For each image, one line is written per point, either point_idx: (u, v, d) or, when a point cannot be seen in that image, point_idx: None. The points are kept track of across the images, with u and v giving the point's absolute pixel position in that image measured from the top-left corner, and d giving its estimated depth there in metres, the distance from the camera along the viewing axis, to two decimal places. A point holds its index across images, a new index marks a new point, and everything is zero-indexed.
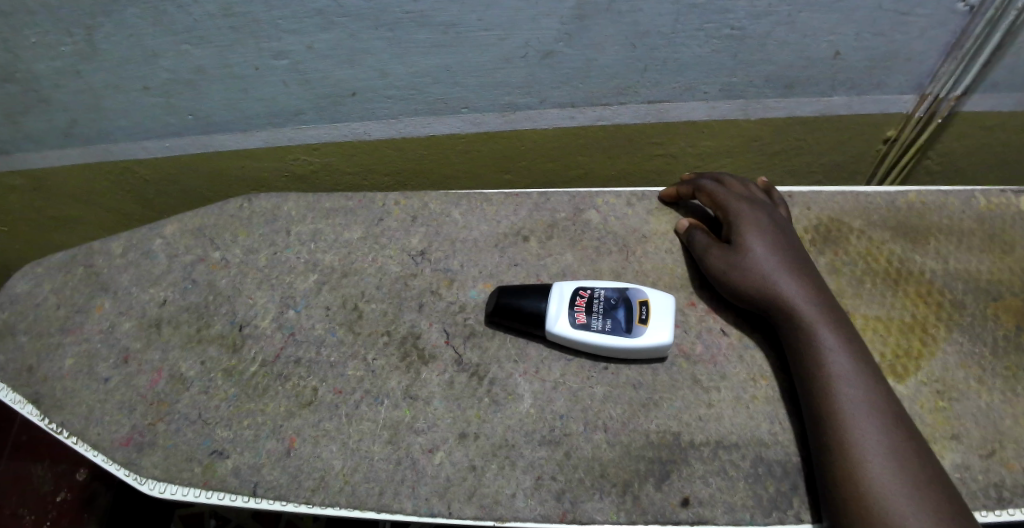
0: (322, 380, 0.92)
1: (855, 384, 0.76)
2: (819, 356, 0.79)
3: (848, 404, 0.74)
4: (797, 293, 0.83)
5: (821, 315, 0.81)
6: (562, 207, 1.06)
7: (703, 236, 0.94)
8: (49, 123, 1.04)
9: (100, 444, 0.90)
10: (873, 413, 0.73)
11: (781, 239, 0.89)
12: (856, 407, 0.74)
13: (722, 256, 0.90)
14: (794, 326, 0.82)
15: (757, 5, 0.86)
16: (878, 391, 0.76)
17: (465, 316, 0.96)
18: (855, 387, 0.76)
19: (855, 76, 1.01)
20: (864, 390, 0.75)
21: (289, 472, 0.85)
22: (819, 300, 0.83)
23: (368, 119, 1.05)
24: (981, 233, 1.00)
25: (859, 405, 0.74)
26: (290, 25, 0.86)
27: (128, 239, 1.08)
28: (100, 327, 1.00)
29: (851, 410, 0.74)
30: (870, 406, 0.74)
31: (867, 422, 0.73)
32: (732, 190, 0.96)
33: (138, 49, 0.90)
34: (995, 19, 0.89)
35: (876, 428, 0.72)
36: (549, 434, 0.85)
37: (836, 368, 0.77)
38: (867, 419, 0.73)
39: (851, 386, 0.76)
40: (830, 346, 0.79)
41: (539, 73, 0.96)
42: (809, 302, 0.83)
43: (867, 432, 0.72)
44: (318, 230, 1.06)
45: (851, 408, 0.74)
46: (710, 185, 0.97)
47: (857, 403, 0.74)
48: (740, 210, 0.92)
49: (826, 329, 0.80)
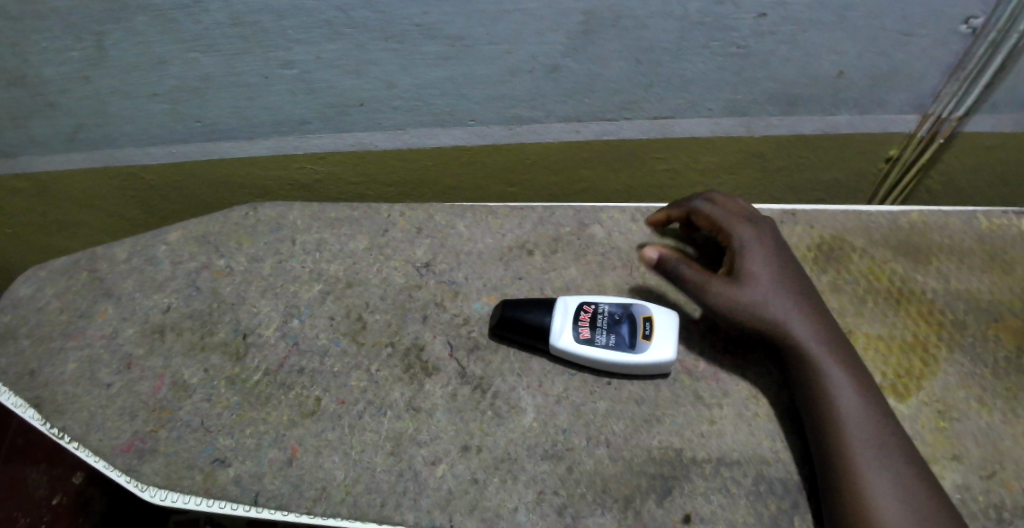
0: (325, 390, 0.92)
1: (864, 422, 0.77)
2: (828, 394, 0.79)
3: (858, 442, 0.75)
4: (803, 323, 0.83)
5: (828, 345, 0.83)
6: (567, 222, 1.06)
7: (689, 268, 0.88)
8: (55, 127, 1.05)
9: (101, 450, 0.90)
10: (882, 451, 0.75)
11: (783, 264, 0.88)
12: (865, 446, 0.75)
13: (724, 288, 0.85)
14: (800, 359, 0.83)
15: (762, 23, 0.87)
16: (886, 430, 0.77)
17: (469, 328, 0.96)
18: (864, 426, 0.76)
19: (857, 96, 1.02)
20: (873, 428, 0.76)
21: (291, 481, 0.85)
22: (823, 328, 0.84)
23: (375, 129, 1.05)
24: (982, 253, 1.00)
25: (869, 445, 0.75)
26: (299, 35, 0.87)
27: (132, 245, 1.08)
28: (102, 333, 1.00)
29: (861, 448, 0.75)
30: (877, 437, 0.75)
31: (876, 460, 0.74)
32: (727, 214, 0.94)
33: (146, 56, 0.91)
34: (998, 41, 0.90)
35: (883, 459, 0.74)
36: (551, 448, 0.85)
37: (846, 406, 0.78)
38: (876, 458, 0.74)
39: (859, 424, 0.77)
40: (839, 383, 0.80)
41: (545, 87, 0.97)
42: (817, 340, 0.83)
43: (877, 471, 0.73)
44: (323, 239, 1.06)
45: (860, 446, 0.75)
46: (707, 214, 0.95)
47: (866, 442, 0.75)
48: (744, 242, 0.90)
49: (834, 367, 0.81)
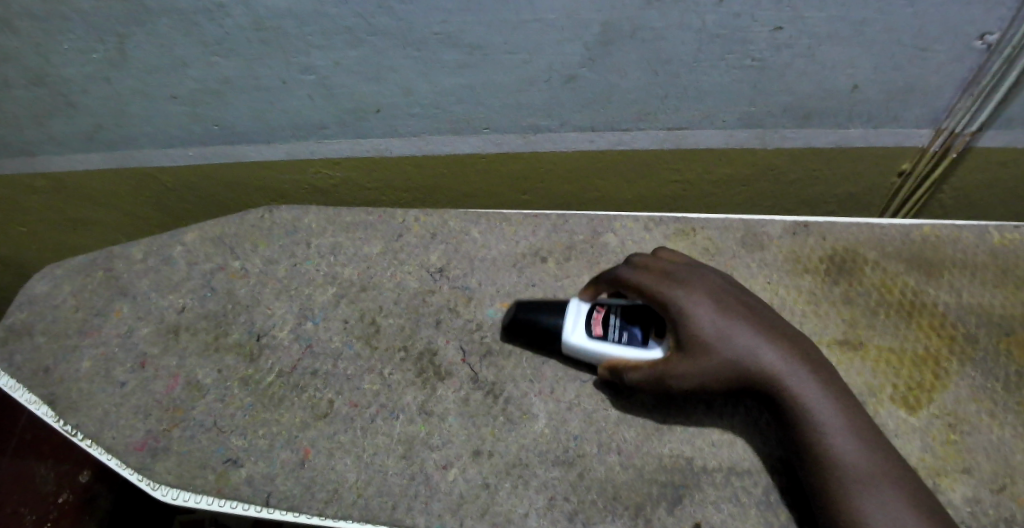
0: (338, 392, 0.93)
1: (850, 456, 0.72)
2: (805, 433, 0.75)
3: (847, 480, 0.71)
4: (772, 366, 0.77)
5: (802, 381, 0.76)
6: (581, 229, 1.07)
7: (638, 374, 0.82)
8: (75, 127, 1.06)
9: (114, 448, 0.91)
10: (875, 484, 0.71)
11: (728, 308, 0.80)
12: (855, 484, 0.71)
13: (682, 370, 0.79)
14: (778, 401, 0.77)
15: (778, 36, 0.88)
16: (874, 459, 0.72)
17: (482, 334, 0.97)
18: (850, 461, 0.72)
19: (871, 110, 1.02)
20: (861, 462, 0.72)
21: (303, 483, 0.86)
22: (791, 365, 0.77)
23: (391, 135, 1.06)
24: (994, 267, 1.00)
25: (859, 481, 0.71)
26: (319, 41, 0.88)
27: (148, 245, 1.09)
28: (117, 332, 1.01)
29: (851, 487, 0.71)
30: (869, 475, 0.71)
31: (869, 497, 0.70)
32: (650, 276, 0.85)
33: (167, 59, 0.92)
34: (1013, 57, 0.90)
35: (881, 498, 0.70)
36: (562, 454, 0.85)
37: (826, 443, 0.73)
38: (869, 494, 0.70)
39: (846, 460, 0.72)
40: (813, 420, 0.75)
41: (561, 96, 0.98)
42: (781, 379, 0.77)
43: (873, 508, 0.69)
44: (338, 243, 1.07)
45: (850, 485, 0.71)
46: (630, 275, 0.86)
47: (855, 479, 0.71)
48: (672, 301, 0.81)
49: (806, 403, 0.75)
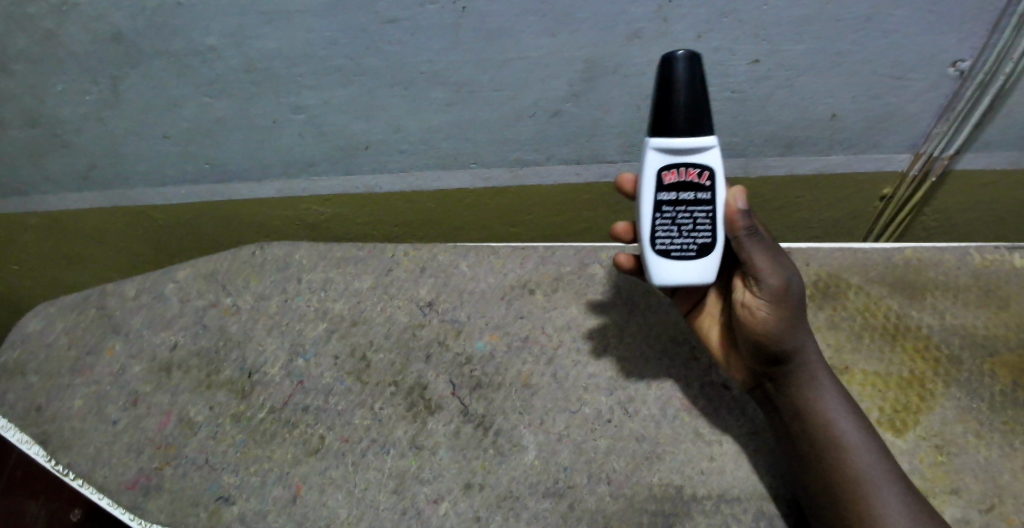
0: (329, 427, 0.93)
1: (867, 448, 0.75)
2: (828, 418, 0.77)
3: (866, 469, 0.73)
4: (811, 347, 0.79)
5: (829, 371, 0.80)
6: (568, 261, 1.05)
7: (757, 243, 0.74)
8: (69, 166, 1.09)
9: (106, 487, 0.92)
10: (889, 477, 0.73)
11: None
12: (874, 473, 0.73)
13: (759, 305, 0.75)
14: (805, 391, 0.78)
15: (757, 69, 0.91)
16: (885, 455, 0.76)
17: (472, 367, 0.97)
18: (867, 452, 0.75)
19: (852, 136, 1.04)
20: (875, 454, 0.75)
21: (296, 519, 0.87)
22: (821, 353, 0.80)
23: (380, 171, 1.08)
24: (977, 289, 1.01)
25: (878, 472, 0.73)
26: (310, 82, 0.91)
27: (142, 281, 1.09)
28: (111, 369, 1.02)
29: (870, 476, 0.73)
30: (883, 467, 0.74)
31: (887, 487, 0.72)
32: None
33: (161, 99, 0.95)
34: (985, 83, 0.93)
35: (897, 492, 0.72)
36: (553, 486, 0.86)
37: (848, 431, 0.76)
38: (885, 484, 0.72)
39: (865, 450, 0.75)
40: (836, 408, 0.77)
41: (547, 131, 1.00)
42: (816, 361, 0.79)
43: (890, 498, 0.71)
44: (328, 279, 1.07)
45: (870, 473, 0.73)
46: None
47: (873, 469, 0.73)
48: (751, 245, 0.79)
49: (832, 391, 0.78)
